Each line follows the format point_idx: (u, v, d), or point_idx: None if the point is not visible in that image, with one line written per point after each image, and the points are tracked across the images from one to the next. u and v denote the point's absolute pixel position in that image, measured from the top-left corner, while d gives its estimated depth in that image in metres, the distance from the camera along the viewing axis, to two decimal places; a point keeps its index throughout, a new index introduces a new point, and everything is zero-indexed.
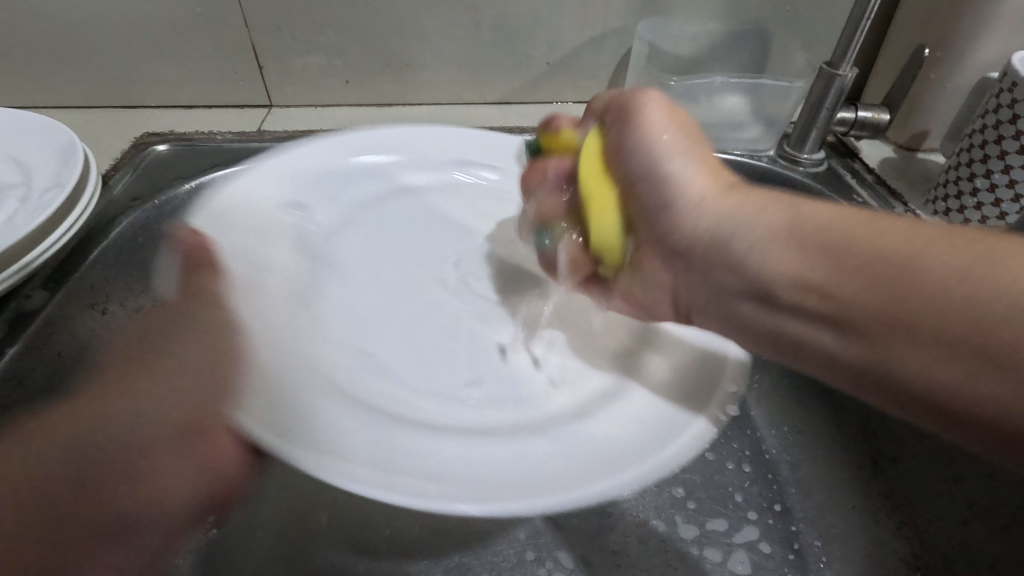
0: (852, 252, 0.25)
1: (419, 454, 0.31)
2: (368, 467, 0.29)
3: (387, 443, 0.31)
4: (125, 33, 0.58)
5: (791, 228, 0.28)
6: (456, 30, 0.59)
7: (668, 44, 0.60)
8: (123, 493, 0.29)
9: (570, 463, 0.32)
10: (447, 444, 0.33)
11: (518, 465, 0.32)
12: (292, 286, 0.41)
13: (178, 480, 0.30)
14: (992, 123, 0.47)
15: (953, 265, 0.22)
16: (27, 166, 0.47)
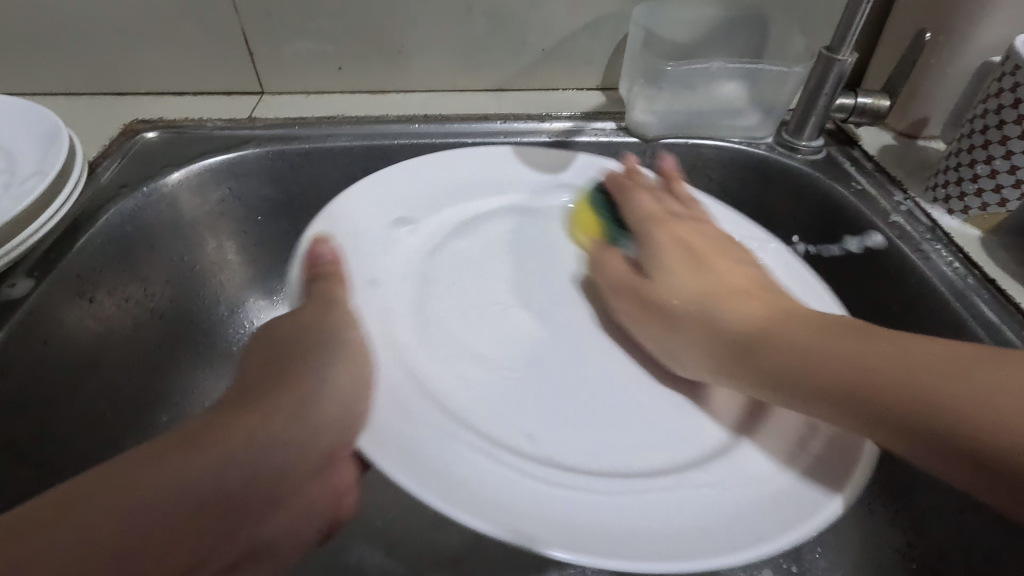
0: (845, 356, 0.32)
1: (538, 496, 0.31)
2: (483, 501, 0.30)
3: (516, 487, 0.32)
4: (112, 19, 0.57)
5: (835, 353, 0.32)
6: (449, 16, 0.58)
7: (665, 29, 0.59)
8: (268, 519, 0.32)
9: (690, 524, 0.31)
10: (545, 476, 0.33)
11: (653, 516, 0.32)
12: (428, 317, 0.41)
13: (299, 517, 0.34)
14: (994, 107, 0.46)
15: (937, 370, 0.29)
16: (10, 152, 0.46)
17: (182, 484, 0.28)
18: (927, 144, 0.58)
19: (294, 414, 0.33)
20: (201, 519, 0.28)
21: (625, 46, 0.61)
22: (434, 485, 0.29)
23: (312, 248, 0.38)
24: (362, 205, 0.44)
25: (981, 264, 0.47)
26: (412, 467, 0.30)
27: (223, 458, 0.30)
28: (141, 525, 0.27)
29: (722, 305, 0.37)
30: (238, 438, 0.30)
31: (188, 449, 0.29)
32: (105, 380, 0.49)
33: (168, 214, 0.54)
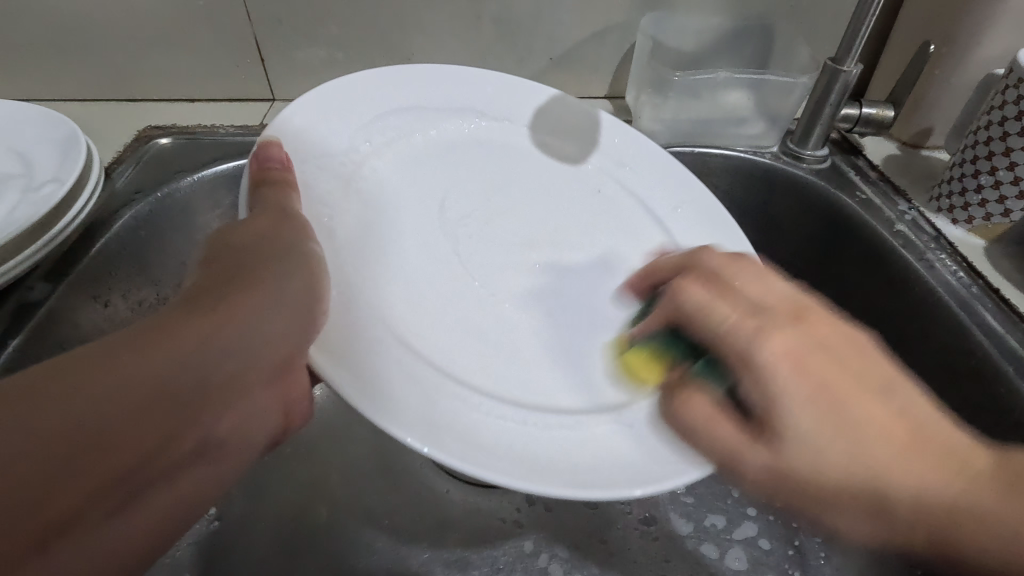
0: (900, 470, 0.27)
1: (470, 420, 0.32)
2: (447, 428, 0.31)
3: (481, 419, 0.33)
4: (126, 25, 0.58)
5: (831, 444, 0.27)
6: (457, 23, 0.59)
7: (671, 38, 0.60)
8: (211, 427, 0.28)
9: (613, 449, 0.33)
10: (510, 413, 0.34)
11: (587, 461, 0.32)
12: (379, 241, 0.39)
13: (243, 422, 0.31)
14: (997, 119, 0.47)
15: (949, 482, 0.27)
16: (29, 157, 0.47)
17: (83, 392, 0.23)
18: (931, 154, 0.59)
19: (218, 328, 0.28)
20: (101, 444, 0.24)
21: (632, 53, 0.61)
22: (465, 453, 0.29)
23: (261, 149, 0.34)
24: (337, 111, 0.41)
25: (984, 273, 0.48)
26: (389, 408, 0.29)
27: (143, 371, 0.25)
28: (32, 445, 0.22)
29: (900, 457, 0.27)
30: (163, 343, 0.26)
31: (91, 363, 0.24)
32: None
33: (180, 219, 0.54)
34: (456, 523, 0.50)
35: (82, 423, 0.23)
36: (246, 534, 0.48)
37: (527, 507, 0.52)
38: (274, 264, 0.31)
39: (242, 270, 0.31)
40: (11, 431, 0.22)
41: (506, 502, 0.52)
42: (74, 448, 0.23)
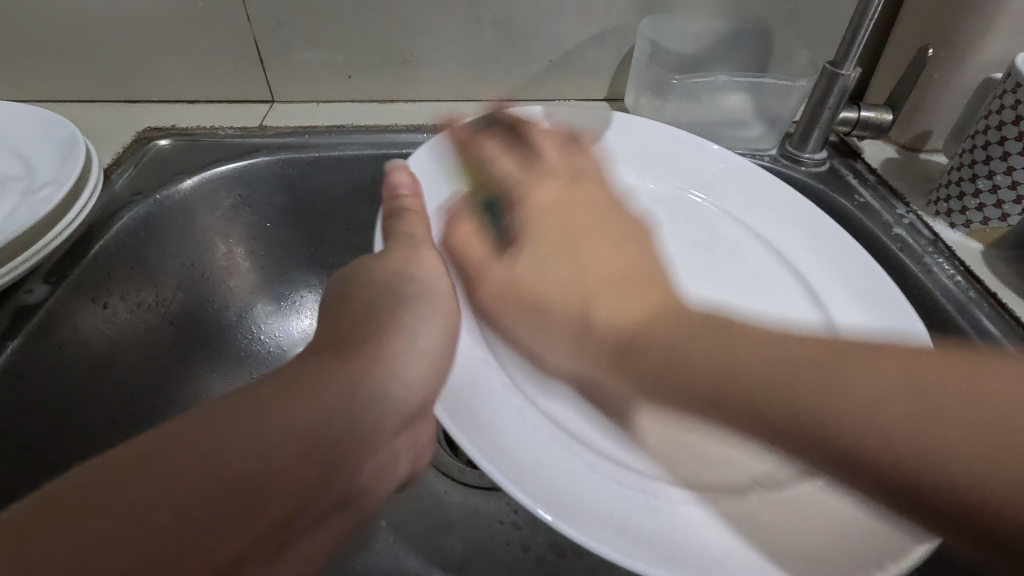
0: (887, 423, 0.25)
1: (574, 474, 0.31)
2: (532, 481, 0.30)
3: (586, 479, 0.31)
4: (127, 28, 0.58)
5: (875, 404, 0.25)
6: (457, 26, 0.59)
7: (671, 41, 0.60)
8: (354, 476, 0.30)
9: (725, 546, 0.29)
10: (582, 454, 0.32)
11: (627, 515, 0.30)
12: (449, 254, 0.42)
13: (371, 477, 0.32)
14: (995, 124, 0.47)
15: (956, 413, 0.24)
16: (29, 160, 0.47)
17: (236, 444, 0.26)
18: (929, 157, 0.59)
19: (334, 383, 0.30)
20: (242, 498, 0.25)
21: (632, 56, 0.61)
22: (531, 494, 0.29)
23: (390, 175, 0.41)
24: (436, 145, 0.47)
25: (982, 277, 0.48)
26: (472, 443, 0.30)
27: (280, 420, 0.27)
28: (201, 490, 0.24)
29: (861, 396, 0.26)
30: (307, 396, 0.28)
31: (223, 422, 0.26)
32: (118, 385, 0.50)
33: (180, 221, 0.54)
34: (454, 525, 0.50)
35: (229, 475, 0.25)
36: None
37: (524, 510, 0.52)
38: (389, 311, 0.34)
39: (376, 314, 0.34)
40: (140, 483, 0.24)
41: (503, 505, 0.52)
42: (219, 498, 0.25)
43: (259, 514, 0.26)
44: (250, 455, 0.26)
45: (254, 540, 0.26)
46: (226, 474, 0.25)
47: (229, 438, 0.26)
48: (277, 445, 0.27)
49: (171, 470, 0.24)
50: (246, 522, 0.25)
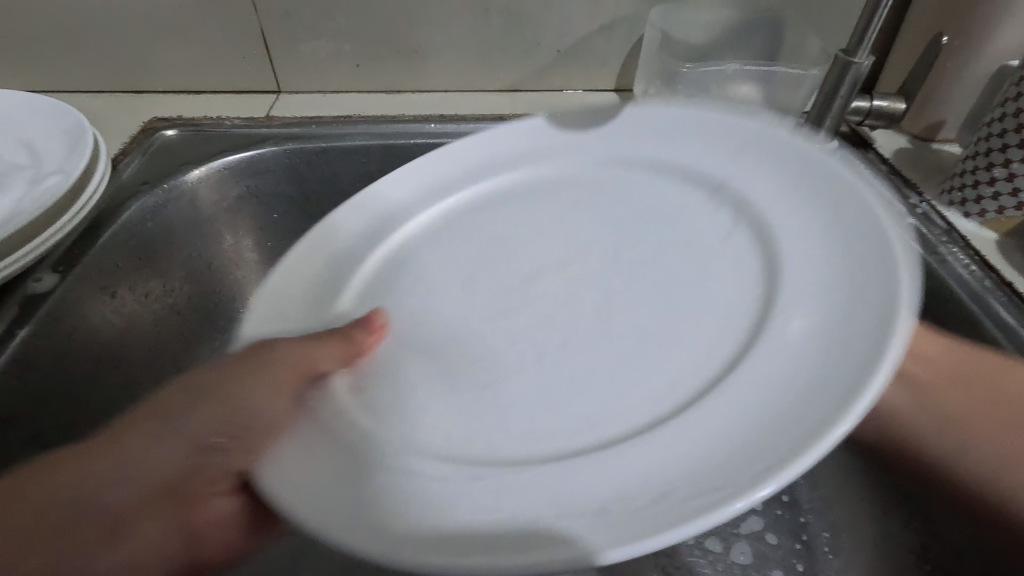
0: None
1: (480, 488, 0.26)
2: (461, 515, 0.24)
3: (468, 486, 0.26)
4: (132, 19, 0.58)
5: None
6: (465, 16, 0.59)
7: (679, 32, 0.59)
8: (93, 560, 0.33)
9: (668, 476, 0.24)
10: (457, 470, 0.27)
11: (599, 487, 0.25)
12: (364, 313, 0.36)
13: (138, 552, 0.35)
14: (1012, 112, 0.46)
15: None
16: (36, 148, 0.47)
17: (172, 435, 0.33)
18: (942, 148, 0.58)
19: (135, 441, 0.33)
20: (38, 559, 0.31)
21: (640, 46, 0.61)
22: (471, 522, 0.24)
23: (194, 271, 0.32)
24: (359, 211, 0.43)
25: (998, 268, 0.47)
26: (285, 472, 0.26)
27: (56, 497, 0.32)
28: (132, 477, 0.33)
29: None
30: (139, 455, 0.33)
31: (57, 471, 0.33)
32: (126, 375, 0.50)
33: (186, 211, 0.54)
34: None
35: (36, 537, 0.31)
36: None
37: None
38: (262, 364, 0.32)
39: (251, 362, 0.32)
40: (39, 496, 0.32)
41: None
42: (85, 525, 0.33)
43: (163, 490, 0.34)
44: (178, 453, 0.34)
45: (159, 501, 0.35)
46: (123, 480, 0.33)
47: (179, 430, 0.33)
48: (194, 439, 0.33)
49: (128, 452, 0.33)
50: (156, 494, 0.34)
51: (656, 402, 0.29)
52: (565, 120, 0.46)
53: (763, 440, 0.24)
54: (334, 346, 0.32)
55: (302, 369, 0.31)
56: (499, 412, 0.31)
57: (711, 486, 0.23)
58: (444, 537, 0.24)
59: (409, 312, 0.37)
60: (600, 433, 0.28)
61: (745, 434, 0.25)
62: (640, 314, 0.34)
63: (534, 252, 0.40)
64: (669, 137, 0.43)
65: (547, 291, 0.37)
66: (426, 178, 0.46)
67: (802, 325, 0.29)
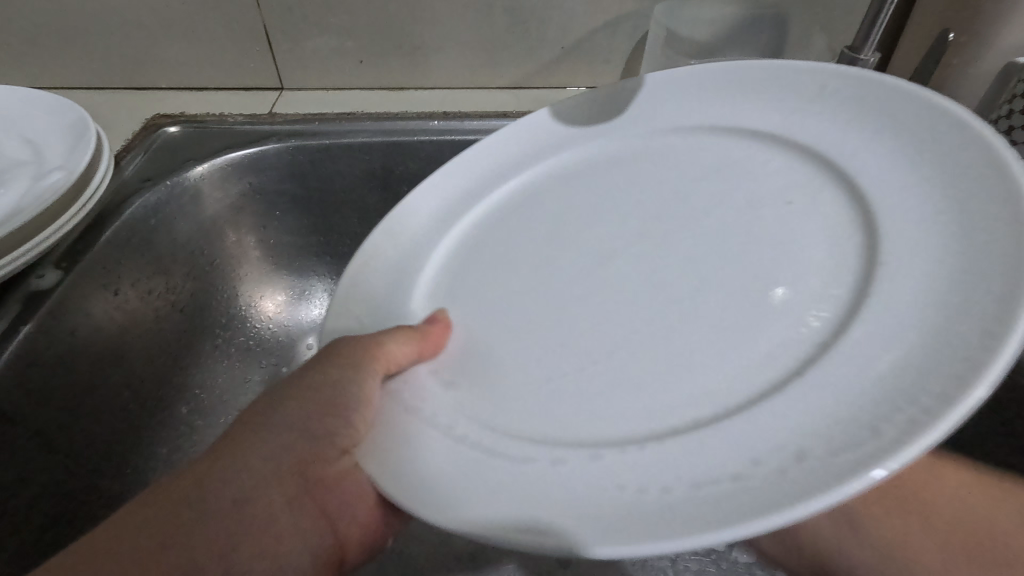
0: None
1: (597, 477, 0.25)
2: (567, 510, 0.23)
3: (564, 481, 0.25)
4: (134, 15, 0.58)
5: None
6: (469, 12, 0.58)
7: (684, 28, 0.59)
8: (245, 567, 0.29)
9: (810, 435, 0.22)
10: (570, 456, 0.26)
11: (739, 451, 0.23)
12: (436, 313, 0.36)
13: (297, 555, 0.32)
14: (1018, 109, 0.46)
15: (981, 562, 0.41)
16: (39, 145, 0.47)
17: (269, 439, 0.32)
18: None
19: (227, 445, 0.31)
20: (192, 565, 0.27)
21: (644, 43, 0.60)
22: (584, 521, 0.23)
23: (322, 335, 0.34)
24: (407, 224, 0.42)
25: None
26: (394, 467, 0.27)
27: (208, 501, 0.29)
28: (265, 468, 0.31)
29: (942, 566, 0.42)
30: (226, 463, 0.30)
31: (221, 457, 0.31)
32: (129, 372, 0.49)
33: (189, 208, 0.54)
34: None
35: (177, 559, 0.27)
36: None
37: None
38: (343, 365, 0.32)
39: (322, 368, 0.33)
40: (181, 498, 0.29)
41: None
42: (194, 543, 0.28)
43: (287, 487, 0.32)
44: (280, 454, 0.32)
45: (292, 495, 0.32)
46: (252, 479, 0.31)
47: (282, 425, 0.32)
48: (303, 434, 0.32)
49: (260, 442, 0.31)
50: (287, 489, 0.32)
51: (771, 360, 0.26)
52: (570, 115, 0.45)
53: (909, 383, 0.22)
54: (406, 339, 0.32)
55: (373, 352, 0.32)
56: (586, 396, 0.29)
57: (854, 437, 0.21)
58: (587, 524, 0.23)
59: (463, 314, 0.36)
60: (685, 416, 0.26)
61: (875, 385, 0.23)
62: (715, 266, 0.32)
63: (589, 237, 0.37)
64: (709, 98, 0.41)
65: (609, 274, 0.35)
66: (464, 186, 0.44)
67: (917, 262, 0.26)
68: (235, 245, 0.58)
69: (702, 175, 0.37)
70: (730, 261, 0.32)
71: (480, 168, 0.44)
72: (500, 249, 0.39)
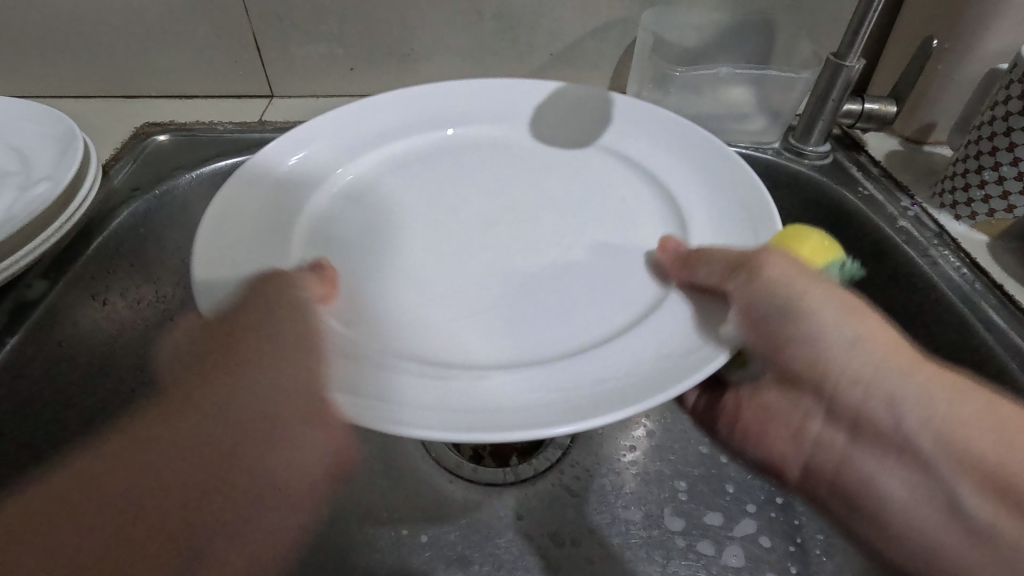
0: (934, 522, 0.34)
1: (447, 390, 0.31)
2: (397, 402, 0.29)
3: (420, 383, 0.31)
4: (125, 24, 0.58)
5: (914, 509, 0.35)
6: (458, 20, 0.58)
7: (673, 34, 0.59)
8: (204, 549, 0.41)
9: (583, 385, 0.31)
10: (433, 375, 0.32)
11: (518, 395, 0.31)
12: (336, 233, 0.42)
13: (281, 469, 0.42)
14: (1001, 115, 0.46)
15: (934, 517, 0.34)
16: (26, 155, 0.47)
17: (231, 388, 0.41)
18: (933, 150, 0.59)
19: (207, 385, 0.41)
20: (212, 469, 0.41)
21: (633, 49, 0.61)
22: (437, 422, 0.28)
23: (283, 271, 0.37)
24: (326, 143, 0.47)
25: (988, 269, 0.47)
26: (271, 352, 0.30)
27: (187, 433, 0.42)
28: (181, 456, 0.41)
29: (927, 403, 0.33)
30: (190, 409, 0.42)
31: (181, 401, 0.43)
32: (118, 381, 0.49)
33: (177, 215, 0.54)
34: (456, 520, 0.52)
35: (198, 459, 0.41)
36: None
37: (520, 503, 0.53)
38: (271, 298, 0.35)
39: (274, 304, 0.35)
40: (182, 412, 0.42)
41: (501, 499, 0.53)
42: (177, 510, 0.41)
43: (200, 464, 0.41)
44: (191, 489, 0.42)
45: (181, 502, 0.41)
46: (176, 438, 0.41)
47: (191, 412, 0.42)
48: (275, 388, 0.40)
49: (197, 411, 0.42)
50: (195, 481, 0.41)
51: (583, 334, 0.35)
52: (543, 113, 0.51)
53: (642, 378, 0.30)
54: (315, 283, 0.37)
55: (309, 297, 0.36)
56: (444, 328, 0.37)
57: (577, 405, 0.29)
58: (429, 410, 0.29)
59: (362, 243, 0.42)
60: (521, 352, 0.35)
61: (631, 367, 0.31)
62: (569, 266, 0.40)
63: (471, 211, 0.45)
64: (636, 132, 0.48)
65: (481, 246, 0.42)
66: (391, 123, 0.50)
67: (664, 331, 0.33)
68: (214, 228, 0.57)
69: (586, 194, 0.46)
70: (580, 267, 0.40)
71: (421, 95, 0.51)
72: (408, 191, 0.46)
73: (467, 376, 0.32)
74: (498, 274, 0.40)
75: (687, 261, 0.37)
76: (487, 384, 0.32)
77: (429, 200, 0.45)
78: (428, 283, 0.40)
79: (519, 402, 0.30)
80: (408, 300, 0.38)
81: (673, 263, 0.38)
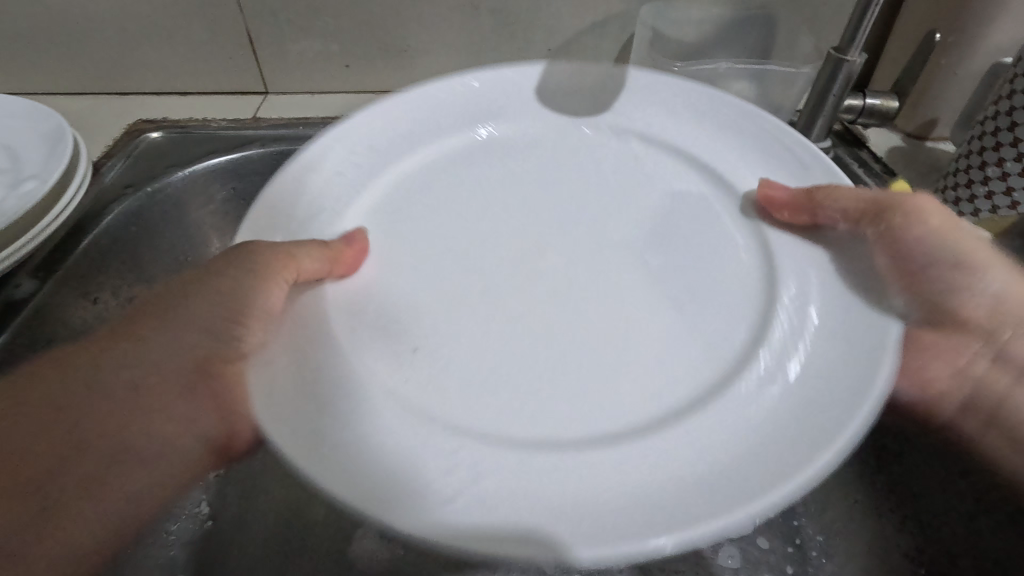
0: None
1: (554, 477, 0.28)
2: (541, 512, 0.26)
3: (536, 474, 0.28)
4: (117, 20, 0.57)
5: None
6: (455, 15, 0.58)
7: (672, 30, 0.58)
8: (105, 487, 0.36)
9: (697, 474, 0.28)
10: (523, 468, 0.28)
11: (624, 473, 0.28)
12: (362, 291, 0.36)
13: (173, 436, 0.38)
14: (1005, 109, 0.45)
15: None
16: (15, 152, 0.46)
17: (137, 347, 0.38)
18: (936, 145, 0.58)
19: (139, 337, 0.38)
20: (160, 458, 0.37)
21: (631, 44, 0.60)
22: (597, 539, 0.25)
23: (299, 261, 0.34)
24: (341, 144, 0.42)
25: None
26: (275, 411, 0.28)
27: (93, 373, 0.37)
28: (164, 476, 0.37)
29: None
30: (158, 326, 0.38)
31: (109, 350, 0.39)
32: None
33: (169, 214, 0.53)
34: None
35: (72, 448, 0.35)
36: (238, 530, 0.49)
37: None
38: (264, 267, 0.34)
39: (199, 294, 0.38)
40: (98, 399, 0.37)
41: None
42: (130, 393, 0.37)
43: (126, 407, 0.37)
44: (27, 437, 0.35)
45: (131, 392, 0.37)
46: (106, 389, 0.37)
47: (141, 354, 0.38)
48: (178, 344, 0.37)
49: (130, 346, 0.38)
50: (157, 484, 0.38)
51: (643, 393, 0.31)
52: (555, 92, 0.47)
53: (738, 466, 0.28)
54: (319, 256, 0.35)
55: (283, 271, 0.34)
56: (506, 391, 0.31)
57: (693, 491, 0.27)
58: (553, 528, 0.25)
59: (381, 287, 0.36)
60: (598, 428, 0.30)
61: (715, 454, 0.28)
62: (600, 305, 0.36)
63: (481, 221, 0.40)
64: (670, 104, 0.46)
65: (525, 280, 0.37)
66: (384, 136, 0.44)
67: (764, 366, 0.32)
68: (203, 222, 0.56)
69: (611, 171, 0.43)
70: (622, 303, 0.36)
71: (401, 104, 0.45)
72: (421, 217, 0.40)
73: (562, 449, 0.29)
74: (541, 320, 0.35)
75: (811, 202, 0.38)
76: (568, 482, 0.27)
77: (455, 225, 0.40)
78: (440, 315, 0.34)
79: (595, 495, 0.27)
80: (423, 329, 0.34)
81: (787, 204, 0.38)
